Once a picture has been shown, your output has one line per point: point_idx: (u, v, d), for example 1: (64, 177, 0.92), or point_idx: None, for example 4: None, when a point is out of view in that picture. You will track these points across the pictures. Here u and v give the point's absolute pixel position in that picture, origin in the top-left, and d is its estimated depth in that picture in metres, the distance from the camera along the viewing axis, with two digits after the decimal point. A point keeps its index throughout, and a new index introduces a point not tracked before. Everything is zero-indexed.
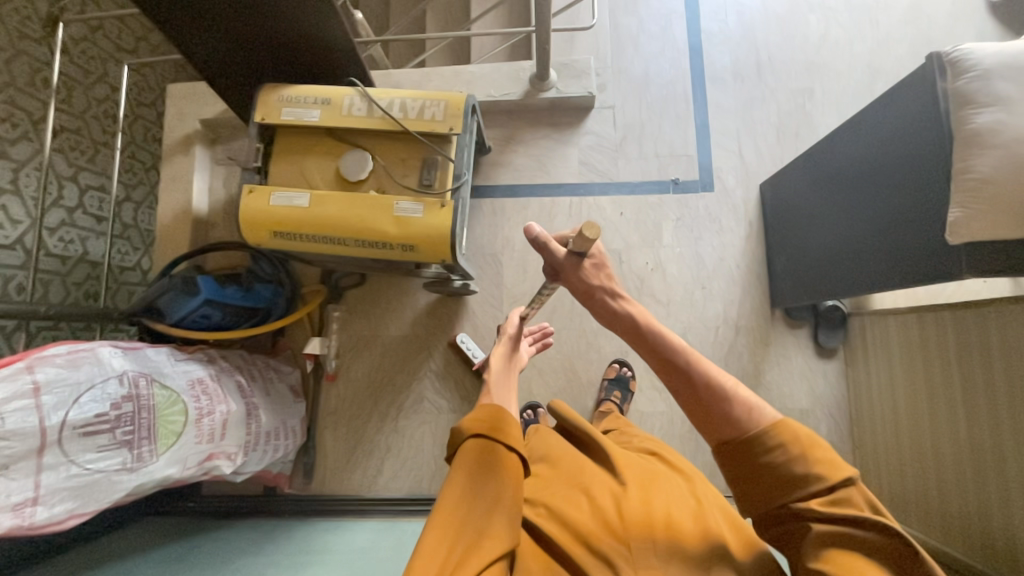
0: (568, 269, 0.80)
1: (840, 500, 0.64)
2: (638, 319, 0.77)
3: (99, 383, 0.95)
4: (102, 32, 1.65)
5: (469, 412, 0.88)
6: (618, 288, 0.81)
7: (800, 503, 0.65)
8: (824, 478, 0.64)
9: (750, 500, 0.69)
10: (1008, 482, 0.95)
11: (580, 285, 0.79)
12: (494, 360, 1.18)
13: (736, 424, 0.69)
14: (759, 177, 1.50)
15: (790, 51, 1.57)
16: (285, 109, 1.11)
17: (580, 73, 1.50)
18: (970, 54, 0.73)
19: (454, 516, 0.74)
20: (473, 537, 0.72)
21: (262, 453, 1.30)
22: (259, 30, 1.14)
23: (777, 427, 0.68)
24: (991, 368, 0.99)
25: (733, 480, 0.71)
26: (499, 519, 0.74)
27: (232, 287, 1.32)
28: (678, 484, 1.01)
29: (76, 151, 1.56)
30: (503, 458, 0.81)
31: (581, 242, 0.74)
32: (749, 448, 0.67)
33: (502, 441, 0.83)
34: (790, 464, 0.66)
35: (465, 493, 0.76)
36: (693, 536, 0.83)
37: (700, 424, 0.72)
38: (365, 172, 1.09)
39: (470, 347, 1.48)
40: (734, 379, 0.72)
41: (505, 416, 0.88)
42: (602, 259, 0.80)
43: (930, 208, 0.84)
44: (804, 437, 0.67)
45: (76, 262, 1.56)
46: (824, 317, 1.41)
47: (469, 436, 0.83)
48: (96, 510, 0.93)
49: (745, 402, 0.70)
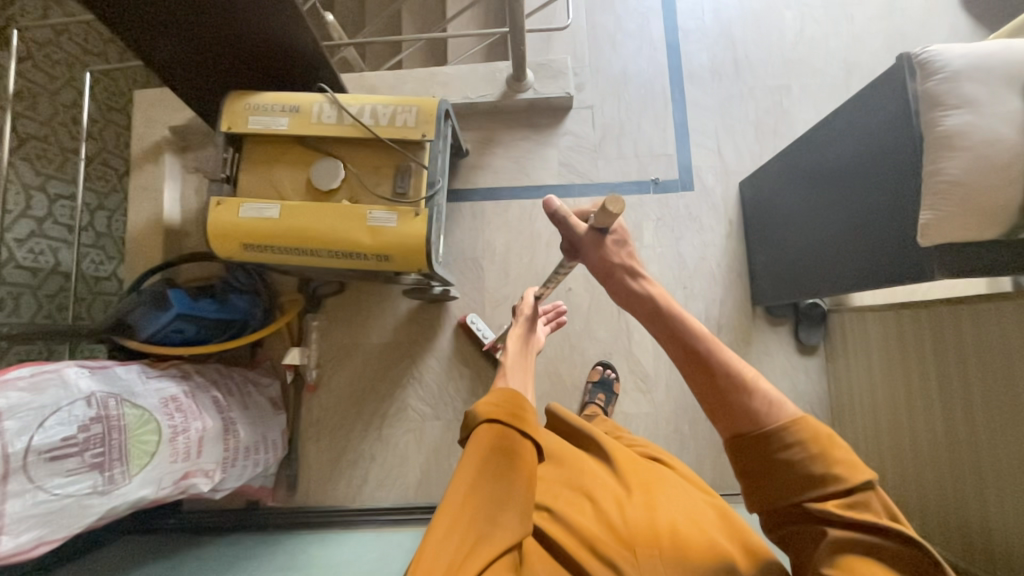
0: (587, 244, 0.78)
1: (857, 503, 0.61)
2: (657, 299, 0.73)
3: (66, 406, 0.92)
4: (67, 36, 1.59)
5: (484, 396, 0.85)
6: (638, 267, 0.77)
7: (814, 503, 0.62)
8: (843, 479, 0.61)
9: (760, 499, 0.67)
10: (982, 473, 0.97)
11: (600, 262, 0.77)
12: (512, 342, 1.17)
13: (753, 418, 0.66)
14: (738, 175, 1.50)
15: (767, 48, 1.56)
16: (252, 118, 1.08)
17: (558, 74, 1.48)
18: (938, 55, 0.72)
19: (463, 507, 0.72)
20: (484, 529, 0.71)
21: (241, 469, 1.28)
22: (224, 33, 1.10)
23: (796, 423, 0.65)
24: (966, 361, 1.00)
25: (743, 476, 0.68)
26: (510, 511, 0.74)
27: (205, 300, 1.28)
28: (679, 490, 1.01)
29: (44, 159, 1.51)
30: (518, 446, 0.79)
31: (604, 217, 0.73)
32: (763, 444, 0.65)
33: (519, 428, 0.81)
34: (808, 464, 0.63)
35: (475, 482, 0.74)
36: (695, 544, 0.82)
37: (715, 416, 0.69)
38: (337, 181, 1.06)
39: (481, 326, 1.46)
40: (755, 371, 0.68)
41: (523, 403, 0.86)
42: (624, 236, 0.78)
43: (904, 209, 0.84)
44: (825, 435, 0.64)
45: (48, 274, 1.51)
46: (804, 314, 1.42)
47: (483, 421, 0.81)
48: (67, 536, 0.90)
49: (766, 395, 0.67)
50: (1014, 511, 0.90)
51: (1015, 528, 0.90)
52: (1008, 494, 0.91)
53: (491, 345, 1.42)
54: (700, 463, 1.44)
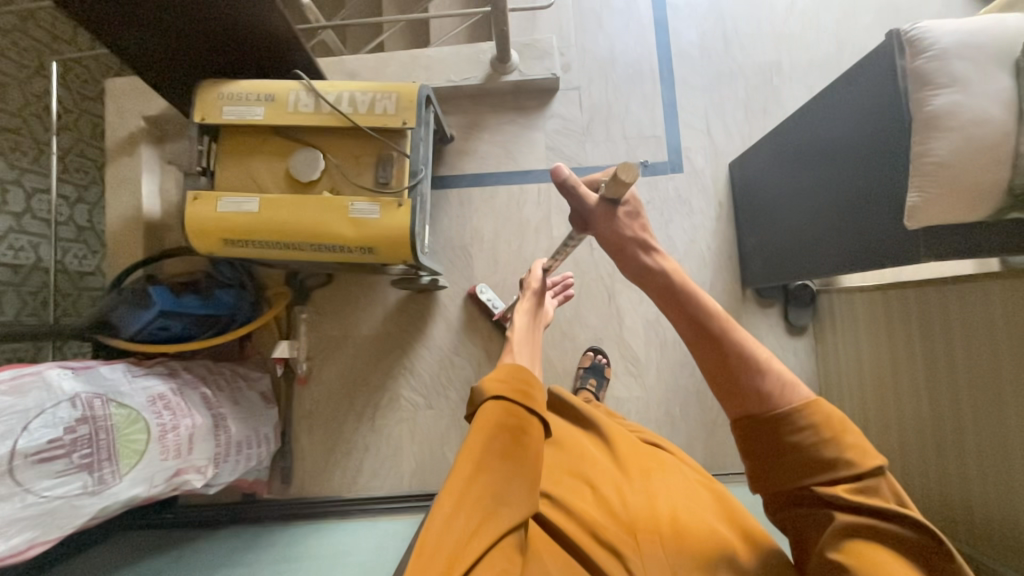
0: (597, 216, 0.77)
1: (866, 488, 0.60)
2: (671, 274, 0.73)
3: (50, 408, 0.90)
4: (34, 21, 1.53)
5: (490, 372, 0.86)
6: (651, 243, 0.76)
7: (824, 487, 0.62)
8: (855, 464, 0.61)
9: (767, 481, 0.66)
10: (965, 451, 1.00)
11: (612, 235, 0.76)
12: (518, 317, 1.17)
13: (766, 399, 0.65)
14: (728, 157, 1.48)
15: (757, 24, 1.53)
16: (226, 108, 1.04)
17: (543, 54, 1.44)
18: (927, 33, 0.71)
19: (471, 482, 0.72)
20: (492, 506, 0.71)
21: (234, 463, 1.28)
22: (194, 17, 1.05)
23: (809, 407, 0.64)
24: (951, 342, 1.01)
25: (750, 458, 0.67)
26: (518, 488, 0.74)
27: (189, 295, 1.26)
28: (678, 477, 1.02)
29: (18, 152, 1.46)
30: (525, 422, 0.80)
31: (616, 186, 0.72)
32: (774, 426, 0.64)
33: (524, 404, 0.82)
34: (819, 447, 0.62)
35: (483, 457, 0.74)
36: (695, 530, 0.84)
37: (725, 397, 0.68)
38: (317, 173, 1.03)
39: (491, 298, 1.46)
40: (768, 352, 0.68)
41: (532, 380, 0.87)
42: (636, 208, 0.77)
43: (892, 191, 0.83)
44: (837, 420, 0.63)
45: (30, 270, 1.47)
46: (793, 296, 1.43)
47: (490, 397, 0.82)
48: (60, 536, 0.90)
49: (779, 376, 0.66)
50: (996, 489, 0.93)
51: (998, 505, 0.93)
52: (989, 471, 0.94)
53: (500, 316, 1.42)
54: (691, 445, 1.46)
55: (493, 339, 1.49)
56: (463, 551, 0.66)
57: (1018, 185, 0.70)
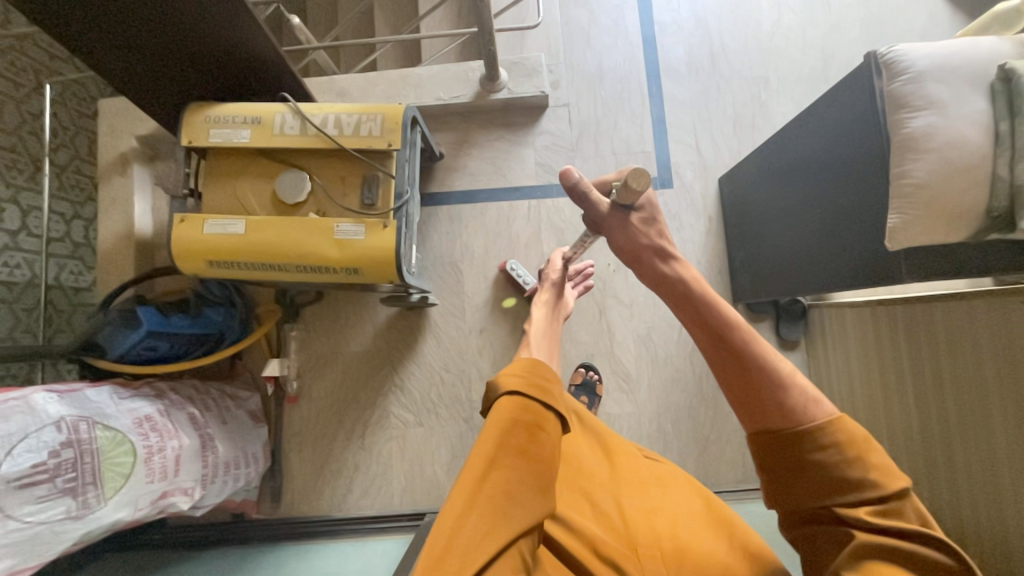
0: (610, 223, 0.74)
1: (890, 511, 0.59)
2: (690, 283, 0.70)
3: (34, 433, 0.89)
4: (31, 41, 1.54)
5: (505, 367, 0.81)
6: (669, 249, 0.73)
7: (845, 508, 0.60)
8: (878, 485, 0.60)
9: (784, 496, 0.65)
10: (955, 471, 0.99)
11: (627, 242, 0.73)
12: (535, 313, 1.15)
13: (787, 414, 0.64)
14: (716, 171, 1.49)
15: (743, 40, 1.54)
16: (213, 130, 1.05)
17: (531, 72, 1.44)
18: (903, 55, 0.72)
19: (482, 483, 0.68)
20: (504, 507, 0.67)
21: (221, 485, 1.27)
22: (181, 40, 1.05)
23: (833, 424, 0.62)
24: (938, 357, 1.00)
25: (768, 472, 0.66)
26: (533, 487, 0.69)
27: (176, 316, 1.27)
28: (680, 491, 1.02)
29: (14, 170, 1.46)
30: (543, 419, 0.75)
31: (625, 194, 0.70)
32: (796, 443, 0.63)
33: (538, 399, 0.76)
34: (843, 466, 0.61)
35: (496, 455, 0.69)
36: (697, 550, 0.84)
37: (744, 409, 0.67)
38: (304, 194, 1.04)
39: (521, 273, 1.44)
40: (790, 365, 0.66)
41: (549, 374, 0.82)
42: (652, 213, 0.74)
43: (873, 213, 0.82)
44: (861, 439, 0.62)
45: (24, 287, 1.46)
46: (785, 310, 1.41)
47: (504, 393, 0.76)
48: (40, 563, 0.88)
49: (802, 391, 0.65)
50: (986, 506, 0.92)
51: (988, 526, 0.92)
52: (980, 489, 0.93)
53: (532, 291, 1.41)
54: (682, 463, 1.44)
55: (483, 355, 1.49)
56: (472, 553, 0.62)
57: (996, 208, 0.71)
